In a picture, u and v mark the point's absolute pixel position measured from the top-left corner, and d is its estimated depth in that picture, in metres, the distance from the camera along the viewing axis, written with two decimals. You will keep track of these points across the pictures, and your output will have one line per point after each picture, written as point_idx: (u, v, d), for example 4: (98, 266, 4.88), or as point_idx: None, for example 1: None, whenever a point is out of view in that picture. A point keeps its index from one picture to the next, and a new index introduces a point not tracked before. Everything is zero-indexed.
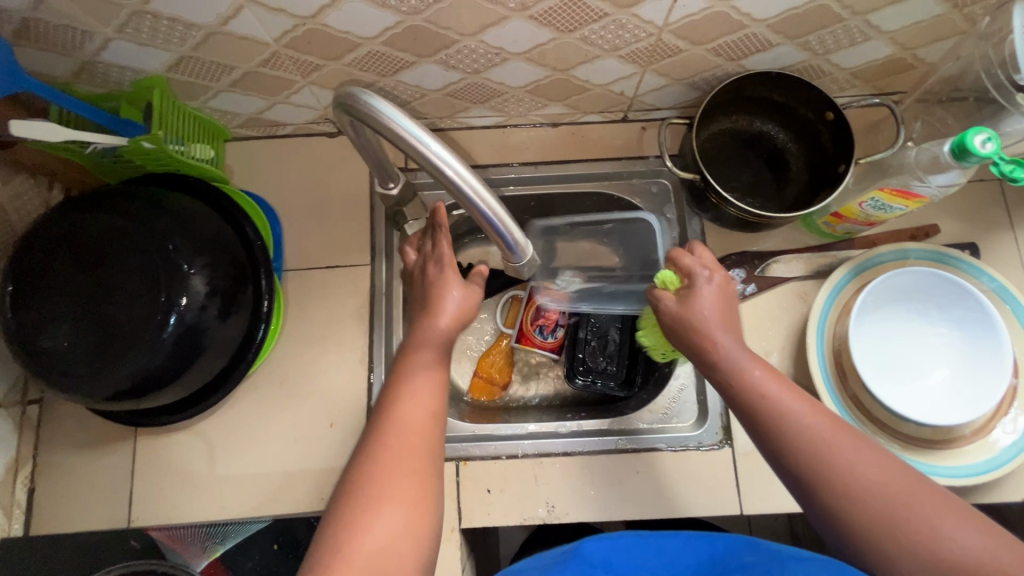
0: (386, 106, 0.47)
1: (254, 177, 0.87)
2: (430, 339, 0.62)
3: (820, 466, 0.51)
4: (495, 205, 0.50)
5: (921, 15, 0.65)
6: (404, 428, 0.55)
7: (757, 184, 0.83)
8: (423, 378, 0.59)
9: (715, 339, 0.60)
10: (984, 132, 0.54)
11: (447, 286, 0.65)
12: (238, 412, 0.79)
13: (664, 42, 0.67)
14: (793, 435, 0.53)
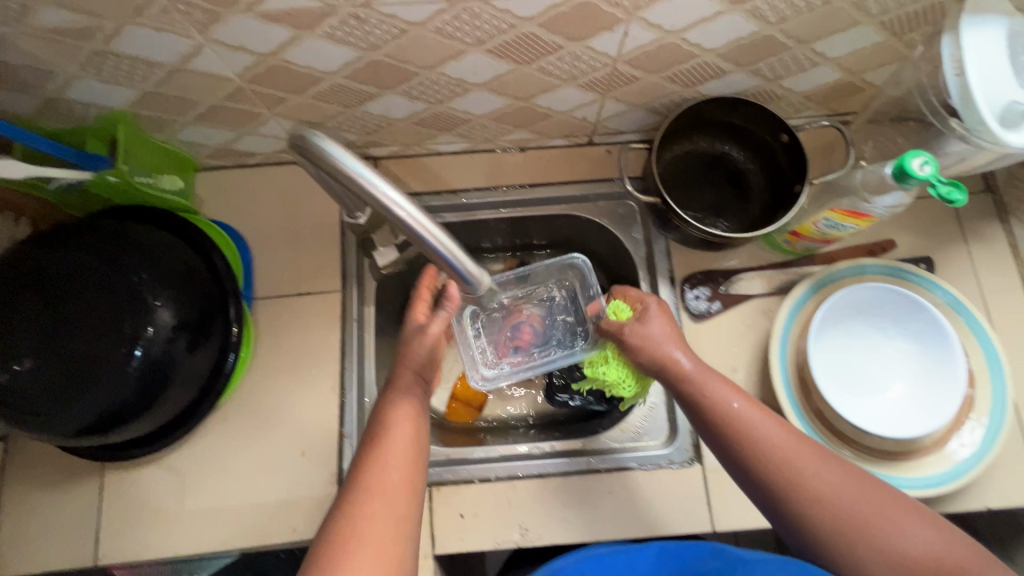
0: (336, 149, 0.48)
1: (223, 206, 0.87)
2: (402, 391, 0.66)
3: (785, 480, 0.57)
4: (448, 245, 0.51)
5: (864, 42, 0.67)
6: (393, 457, 0.59)
7: (718, 205, 0.85)
8: (400, 428, 0.62)
9: (679, 364, 0.65)
10: (921, 155, 0.56)
11: (425, 336, 0.68)
12: (207, 444, 0.78)
13: (619, 71, 0.69)
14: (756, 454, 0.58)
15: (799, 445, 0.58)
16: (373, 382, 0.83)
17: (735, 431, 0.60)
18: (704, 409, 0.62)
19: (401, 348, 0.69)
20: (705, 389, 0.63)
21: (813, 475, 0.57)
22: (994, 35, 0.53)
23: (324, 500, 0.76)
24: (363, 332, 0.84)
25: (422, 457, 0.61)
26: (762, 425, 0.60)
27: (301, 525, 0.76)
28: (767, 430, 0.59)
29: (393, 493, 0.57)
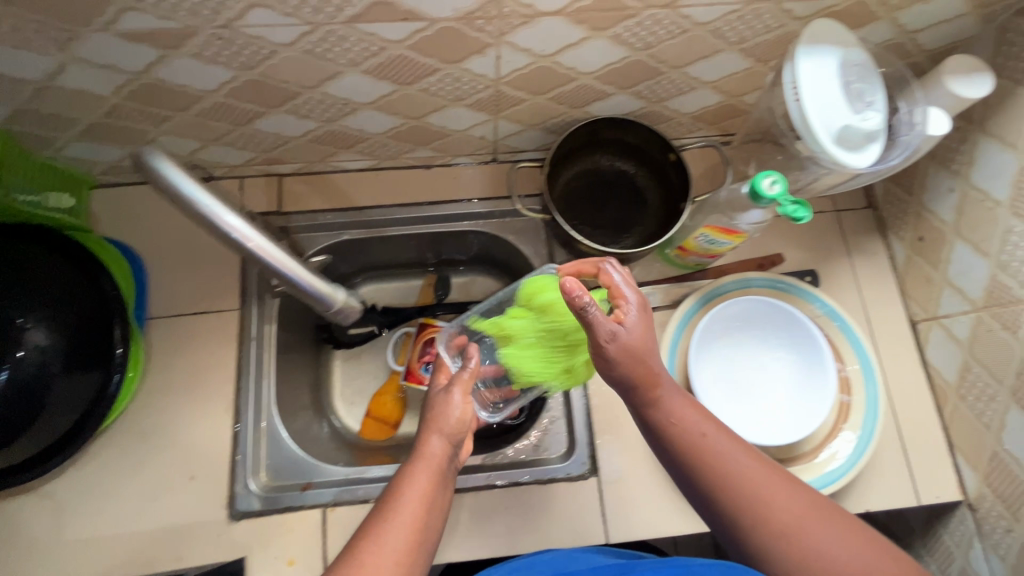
0: (175, 171, 0.47)
1: (119, 225, 0.85)
2: (420, 456, 0.63)
3: (777, 539, 0.53)
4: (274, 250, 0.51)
5: (732, 68, 0.71)
6: (394, 532, 0.56)
7: (618, 220, 0.87)
8: (410, 496, 0.59)
9: (656, 389, 0.58)
10: (771, 175, 0.60)
11: (451, 400, 0.67)
12: (90, 470, 0.75)
13: (503, 92, 0.71)
14: (721, 485, 0.55)
15: (797, 497, 0.54)
16: (271, 401, 0.82)
17: (723, 482, 0.55)
18: (673, 433, 0.59)
19: (425, 414, 0.68)
20: (671, 412, 0.59)
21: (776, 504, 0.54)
22: (825, 66, 0.57)
23: (211, 526, 0.74)
24: (261, 350, 0.83)
25: (429, 534, 0.58)
26: (726, 450, 0.57)
27: (187, 553, 0.73)
28: (733, 456, 0.56)
29: (388, 567, 0.54)
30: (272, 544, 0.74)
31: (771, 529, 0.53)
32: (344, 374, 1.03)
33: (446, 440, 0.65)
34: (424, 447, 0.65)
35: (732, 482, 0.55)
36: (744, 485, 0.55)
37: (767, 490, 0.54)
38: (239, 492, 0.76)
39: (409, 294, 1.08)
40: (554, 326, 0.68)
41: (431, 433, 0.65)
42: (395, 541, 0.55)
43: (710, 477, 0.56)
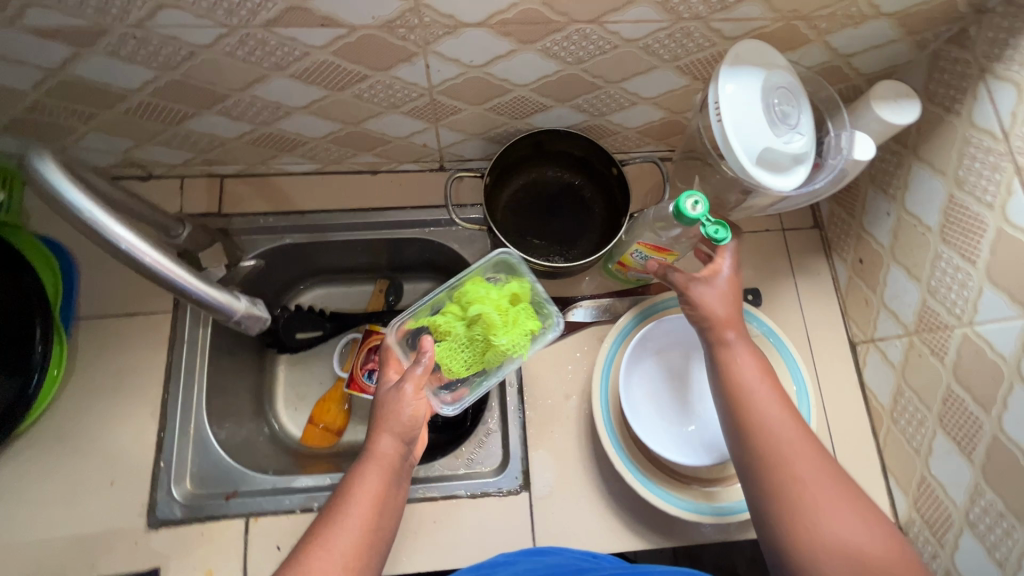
0: (60, 180, 0.47)
1: (52, 221, 0.83)
2: (371, 456, 0.63)
3: (763, 459, 0.58)
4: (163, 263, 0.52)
5: (670, 84, 0.71)
6: (343, 536, 0.59)
7: (564, 233, 0.87)
8: (359, 500, 0.61)
9: (727, 331, 0.63)
10: (694, 195, 0.59)
11: (402, 396, 0.65)
12: (5, 472, 0.73)
13: (439, 101, 0.70)
14: (756, 436, 0.59)
15: (797, 433, 0.59)
16: (201, 405, 0.79)
17: (737, 400, 0.61)
18: (734, 378, 0.62)
19: (375, 410, 0.67)
20: (736, 357, 0.62)
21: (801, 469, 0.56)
22: (749, 86, 0.57)
23: (129, 534, 0.72)
24: (192, 354, 0.81)
25: (378, 536, 0.61)
26: (769, 408, 0.60)
27: (102, 561, 0.71)
28: (771, 413, 0.59)
29: (336, 570, 0.57)
30: (190, 553, 0.72)
31: (772, 471, 0.57)
32: (287, 378, 1.02)
33: (396, 442, 0.64)
34: (374, 445, 0.64)
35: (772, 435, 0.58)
36: (776, 439, 0.58)
37: (806, 456, 0.57)
38: (160, 499, 0.74)
39: (359, 299, 1.07)
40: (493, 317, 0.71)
41: (382, 430, 0.65)
42: (344, 547, 0.58)
43: (731, 392, 0.62)
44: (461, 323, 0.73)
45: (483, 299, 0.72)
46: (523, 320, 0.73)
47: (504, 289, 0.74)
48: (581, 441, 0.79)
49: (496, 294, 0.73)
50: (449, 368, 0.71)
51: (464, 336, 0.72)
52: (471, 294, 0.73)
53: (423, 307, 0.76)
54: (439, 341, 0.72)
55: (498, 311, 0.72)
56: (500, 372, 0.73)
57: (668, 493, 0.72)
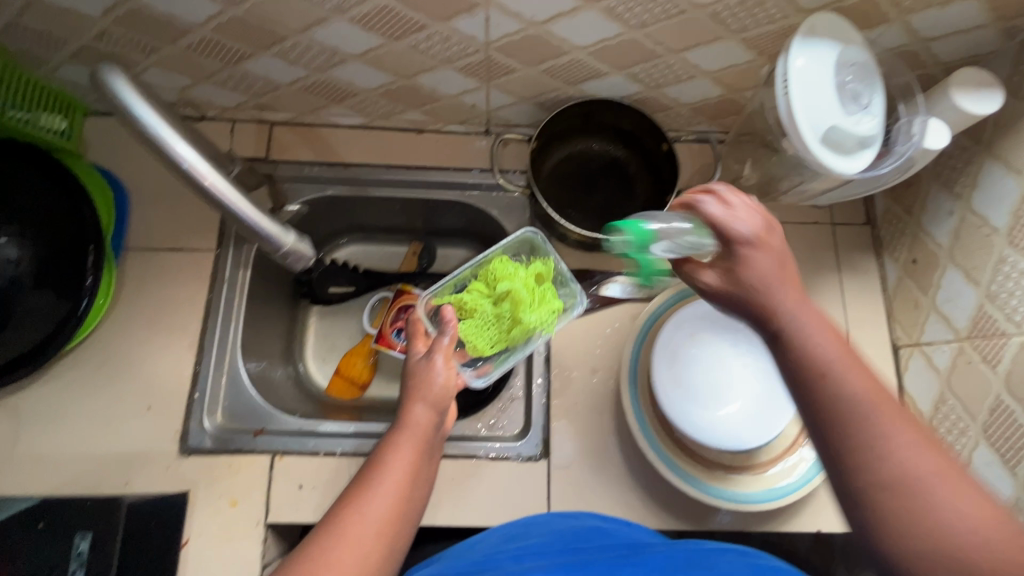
0: (129, 93, 0.47)
1: (107, 154, 0.86)
2: (405, 425, 0.65)
3: (847, 436, 0.45)
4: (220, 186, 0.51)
5: (733, 58, 0.68)
6: (379, 499, 0.59)
7: (605, 207, 0.85)
8: (394, 465, 0.61)
9: (775, 317, 0.49)
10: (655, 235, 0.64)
11: (432, 367, 0.67)
12: (51, 387, 0.77)
13: (494, 59, 0.69)
14: (837, 427, 0.46)
15: (884, 397, 0.45)
16: (237, 341, 0.82)
17: (813, 372, 0.47)
18: (807, 359, 0.48)
19: (407, 381, 0.69)
20: (800, 325, 0.49)
21: (900, 457, 0.44)
22: (823, 59, 0.54)
23: (161, 458, 0.75)
24: (232, 293, 0.83)
25: (411, 506, 0.61)
26: (854, 391, 0.46)
27: (134, 480, 0.74)
28: (855, 398, 0.46)
29: (372, 533, 0.56)
30: (217, 482, 0.75)
31: (858, 452, 0.45)
32: (317, 329, 1.04)
33: (429, 410, 0.66)
34: (407, 414, 0.66)
35: (862, 423, 0.45)
36: (865, 427, 0.45)
37: (903, 442, 0.44)
38: (192, 429, 0.77)
39: (392, 260, 1.08)
40: (523, 295, 0.73)
41: (416, 401, 0.66)
42: (377, 512, 0.58)
43: (799, 360, 0.48)
44: (488, 300, 0.75)
45: (511, 276, 0.74)
46: (550, 298, 0.75)
47: (529, 268, 0.76)
48: (603, 416, 0.79)
49: (524, 270, 0.75)
50: (476, 344, 0.74)
51: (491, 313, 0.75)
52: (498, 273, 0.75)
53: (446, 284, 0.78)
54: (466, 318, 0.75)
55: (526, 288, 0.74)
56: (524, 349, 0.75)
57: (689, 473, 0.71)
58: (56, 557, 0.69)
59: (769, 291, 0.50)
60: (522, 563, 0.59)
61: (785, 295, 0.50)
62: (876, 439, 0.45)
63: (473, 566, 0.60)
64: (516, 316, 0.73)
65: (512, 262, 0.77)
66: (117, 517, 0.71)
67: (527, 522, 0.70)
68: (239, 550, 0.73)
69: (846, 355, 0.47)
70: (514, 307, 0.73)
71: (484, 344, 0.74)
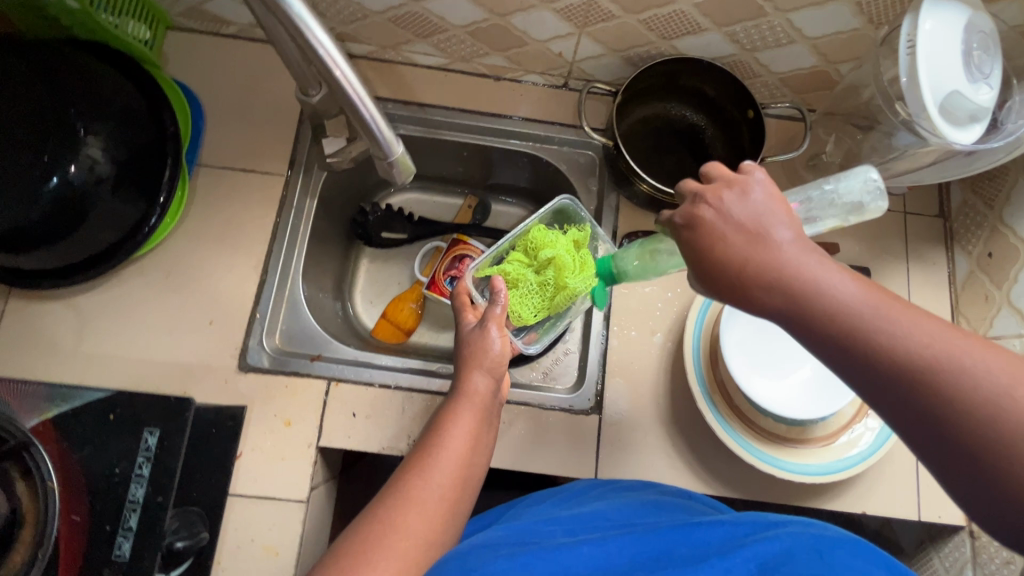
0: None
1: (186, 70, 0.86)
2: (465, 397, 0.65)
3: (915, 397, 0.37)
4: (346, 75, 0.48)
5: (840, 25, 0.67)
6: (442, 466, 0.59)
7: (678, 172, 0.84)
8: (454, 436, 0.61)
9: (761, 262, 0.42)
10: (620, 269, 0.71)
11: (489, 336, 0.67)
12: (121, 290, 0.78)
13: (596, 2, 0.68)
14: (894, 395, 0.37)
15: (933, 338, 0.37)
16: (299, 270, 0.84)
17: (843, 336, 0.39)
18: (829, 323, 0.40)
19: (462, 351, 0.69)
20: (817, 279, 0.40)
21: (990, 406, 0.35)
22: (950, 23, 0.53)
23: (220, 371, 0.76)
24: (299, 221, 0.85)
25: (472, 473, 0.61)
26: (890, 346, 0.38)
27: (193, 390, 0.75)
28: (896, 354, 0.37)
29: (436, 498, 0.56)
30: (273, 401, 0.75)
31: (931, 415, 0.36)
32: (368, 272, 1.04)
33: (488, 377, 0.66)
34: (467, 383, 0.66)
35: (925, 380, 0.36)
36: (928, 381, 0.36)
37: (987, 385, 0.35)
38: (251, 347, 0.78)
39: (447, 211, 1.07)
40: (565, 264, 0.73)
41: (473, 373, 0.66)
42: (438, 479, 0.58)
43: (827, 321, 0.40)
44: (530, 270, 0.75)
45: (552, 244, 0.74)
46: (591, 262, 0.75)
47: (568, 235, 0.76)
48: (658, 378, 0.79)
49: (564, 238, 0.75)
50: (521, 314, 0.73)
51: (534, 282, 0.75)
52: (538, 242, 0.75)
53: (487, 258, 0.78)
54: (511, 288, 0.75)
55: (569, 254, 0.74)
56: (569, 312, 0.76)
57: (747, 441, 0.71)
58: (123, 449, 0.65)
59: (772, 257, 0.42)
60: (577, 535, 0.59)
61: (789, 254, 0.42)
62: (950, 394, 0.36)
63: (525, 534, 0.60)
64: (560, 282, 0.73)
65: (551, 230, 0.77)
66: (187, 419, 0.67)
67: (569, 495, 0.70)
68: (290, 469, 0.73)
69: (882, 301, 0.39)
70: (558, 274, 0.73)
71: (528, 314, 0.75)
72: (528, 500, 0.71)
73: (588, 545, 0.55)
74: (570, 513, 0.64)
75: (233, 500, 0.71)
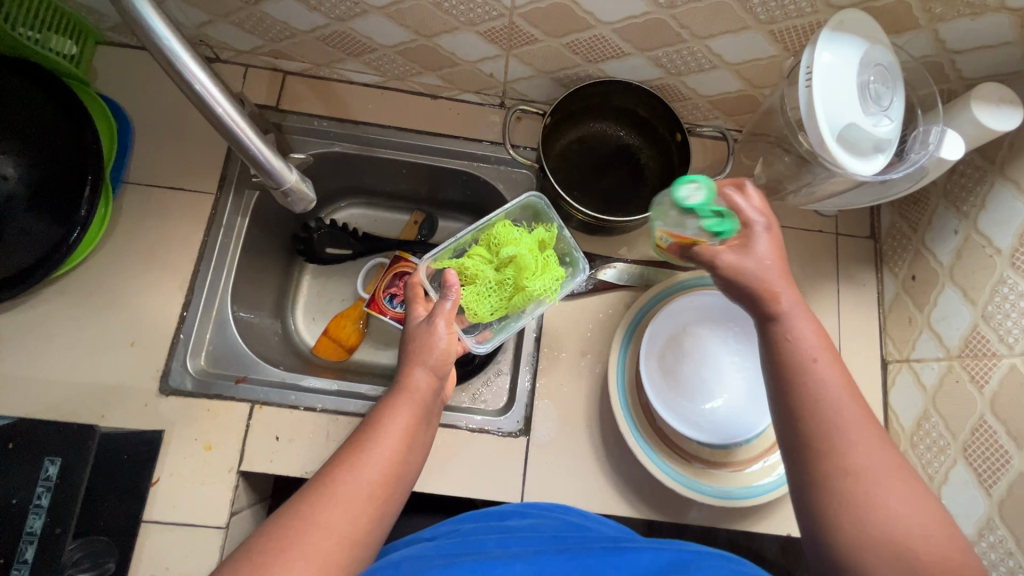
0: (147, 8, 0.45)
1: (116, 85, 0.85)
2: (405, 390, 0.63)
3: (828, 417, 0.51)
4: (225, 108, 0.52)
5: (758, 52, 0.67)
6: (373, 462, 0.57)
7: (612, 193, 0.84)
8: (392, 429, 0.60)
9: (773, 295, 0.54)
10: (694, 181, 0.53)
11: (433, 331, 0.65)
12: (39, 310, 0.76)
13: (517, 26, 0.68)
14: (813, 416, 0.51)
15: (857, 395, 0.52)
16: (227, 288, 0.82)
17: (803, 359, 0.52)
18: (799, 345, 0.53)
19: (406, 344, 0.66)
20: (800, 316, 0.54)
21: (865, 449, 0.50)
22: (848, 57, 0.54)
23: (140, 393, 0.74)
24: (229, 238, 0.83)
25: (405, 471, 0.60)
26: (829, 384, 0.51)
27: (111, 413, 0.73)
28: (829, 391, 0.51)
29: (362, 496, 0.55)
30: (194, 425, 0.74)
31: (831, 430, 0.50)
32: (310, 288, 1.03)
33: (430, 374, 0.64)
34: (407, 378, 0.64)
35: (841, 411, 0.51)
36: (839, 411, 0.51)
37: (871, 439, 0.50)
38: (175, 368, 0.76)
39: (393, 227, 1.06)
40: (528, 263, 0.71)
41: (417, 366, 0.64)
42: (371, 475, 0.56)
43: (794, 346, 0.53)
44: (491, 266, 0.73)
45: (516, 242, 0.72)
46: (554, 266, 0.73)
47: (533, 234, 0.74)
48: (588, 400, 0.79)
49: (527, 235, 0.73)
50: (477, 312, 0.72)
51: (493, 280, 0.72)
52: (502, 239, 0.73)
53: (446, 249, 0.75)
54: (468, 285, 0.73)
55: (531, 255, 0.72)
56: (526, 316, 0.73)
57: (666, 464, 0.71)
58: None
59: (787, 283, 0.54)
60: (508, 548, 0.58)
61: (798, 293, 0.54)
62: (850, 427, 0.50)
63: (455, 548, 0.59)
64: (519, 283, 0.71)
65: (517, 227, 0.74)
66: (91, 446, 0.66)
67: (505, 511, 0.69)
68: (209, 494, 0.72)
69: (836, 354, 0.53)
70: (518, 274, 0.71)
71: (487, 313, 0.72)
72: (452, 521, 0.68)
73: (518, 561, 0.54)
74: (503, 528, 0.64)
75: (147, 526, 0.70)
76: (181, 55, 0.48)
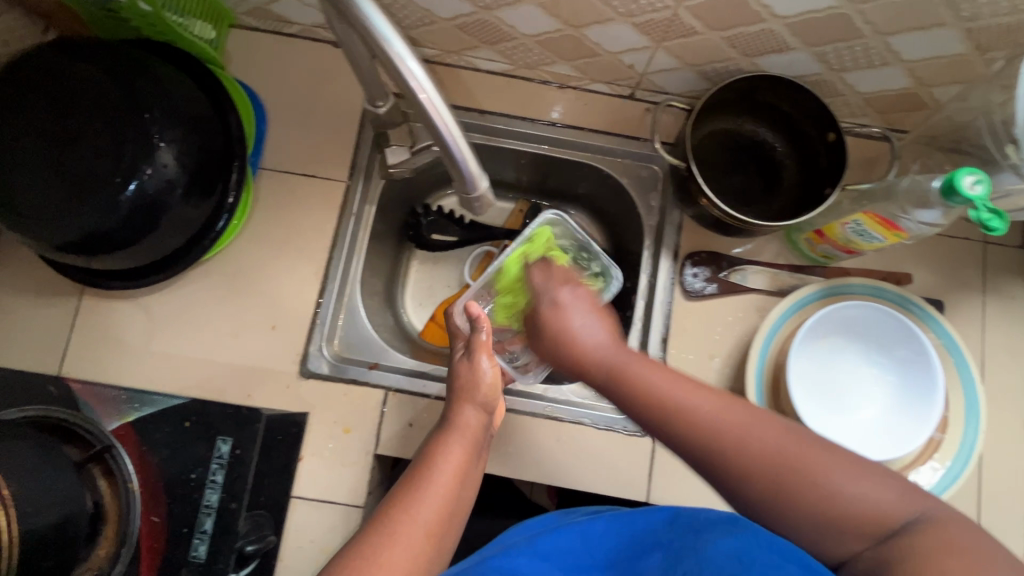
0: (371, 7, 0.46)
1: (248, 70, 0.86)
2: (454, 429, 0.63)
3: (712, 451, 0.52)
4: (439, 109, 0.51)
5: (942, 50, 0.63)
6: (430, 495, 0.56)
7: (745, 192, 0.82)
8: (445, 469, 0.59)
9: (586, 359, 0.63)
10: (976, 174, 0.54)
11: (477, 369, 0.67)
12: (187, 291, 0.80)
13: (679, 18, 0.65)
14: (719, 462, 0.51)
15: (730, 412, 0.53)
16: (356, 277, 0.86)
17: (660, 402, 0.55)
18: (649, 399, 0.56)
19: (452, 384, 0.69)
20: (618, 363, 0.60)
21: (755, 449, 0.50)
22: None
23: (282, 376, 0.78)
24: (357, 227, 0.86)
25: (463, 502, 0.59)
26: (704, 412, 0.53)
27: (257, 393, 0.77)
28: (701, 420, 0.53)
29: (420, 537, 0.53)
30: (334, 408, 0.77)
31: (722, 459, 0.51)
32: (418, 273, 1.04)
33: (478, 409, 0.66)
34: (457, 416, 0.65)
35: (729, 444, 0.51)
36: (722, 438, 0.51)
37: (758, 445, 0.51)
38: (312, 353, 0.79)
39: (497, 216, 1.04)
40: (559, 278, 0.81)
41: (461, 404, 0.66)
42: (426, 513, 0.54)
43: (633, 389, 0.58)
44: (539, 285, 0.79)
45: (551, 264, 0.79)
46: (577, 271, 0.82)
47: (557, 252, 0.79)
48: None
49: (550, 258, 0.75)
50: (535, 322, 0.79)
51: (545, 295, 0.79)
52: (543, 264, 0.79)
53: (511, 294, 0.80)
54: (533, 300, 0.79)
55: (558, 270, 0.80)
56: None
57: None
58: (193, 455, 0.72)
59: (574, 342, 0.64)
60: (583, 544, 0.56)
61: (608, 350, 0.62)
62: (745, 453, 0.50)
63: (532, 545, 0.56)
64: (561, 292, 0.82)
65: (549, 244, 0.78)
66: (257, 429, 0.75)
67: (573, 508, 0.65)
68: (349, 474, 0.75)
69: (675, 382, 0.56)
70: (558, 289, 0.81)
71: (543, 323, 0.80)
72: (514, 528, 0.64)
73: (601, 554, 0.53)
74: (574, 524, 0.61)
75: (295, 501, 0.74)
76: (399, 52, 0.48)
